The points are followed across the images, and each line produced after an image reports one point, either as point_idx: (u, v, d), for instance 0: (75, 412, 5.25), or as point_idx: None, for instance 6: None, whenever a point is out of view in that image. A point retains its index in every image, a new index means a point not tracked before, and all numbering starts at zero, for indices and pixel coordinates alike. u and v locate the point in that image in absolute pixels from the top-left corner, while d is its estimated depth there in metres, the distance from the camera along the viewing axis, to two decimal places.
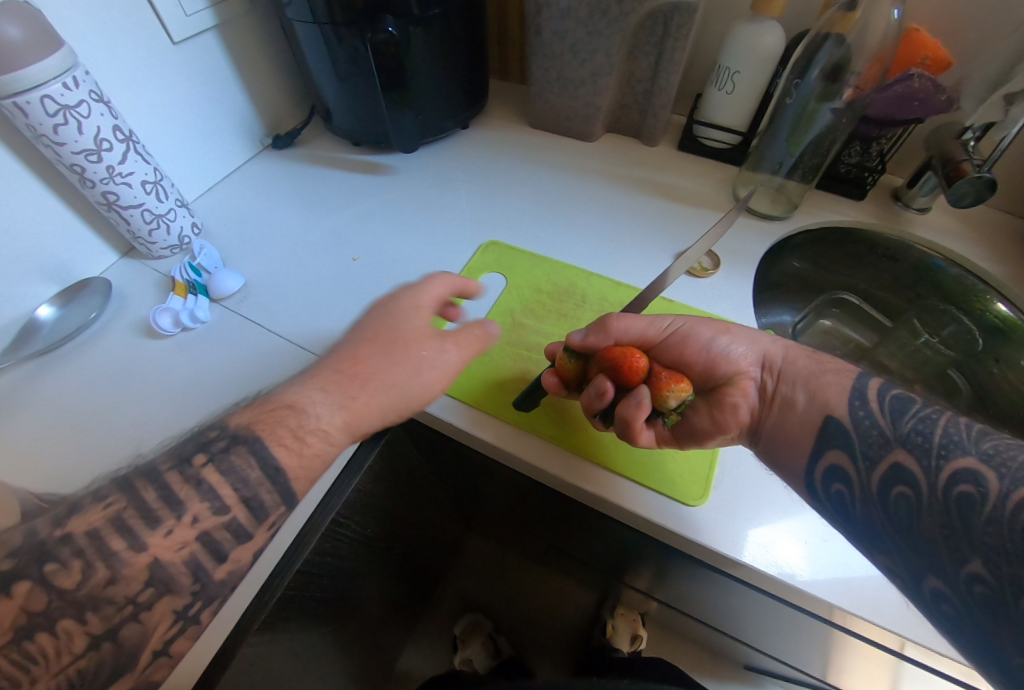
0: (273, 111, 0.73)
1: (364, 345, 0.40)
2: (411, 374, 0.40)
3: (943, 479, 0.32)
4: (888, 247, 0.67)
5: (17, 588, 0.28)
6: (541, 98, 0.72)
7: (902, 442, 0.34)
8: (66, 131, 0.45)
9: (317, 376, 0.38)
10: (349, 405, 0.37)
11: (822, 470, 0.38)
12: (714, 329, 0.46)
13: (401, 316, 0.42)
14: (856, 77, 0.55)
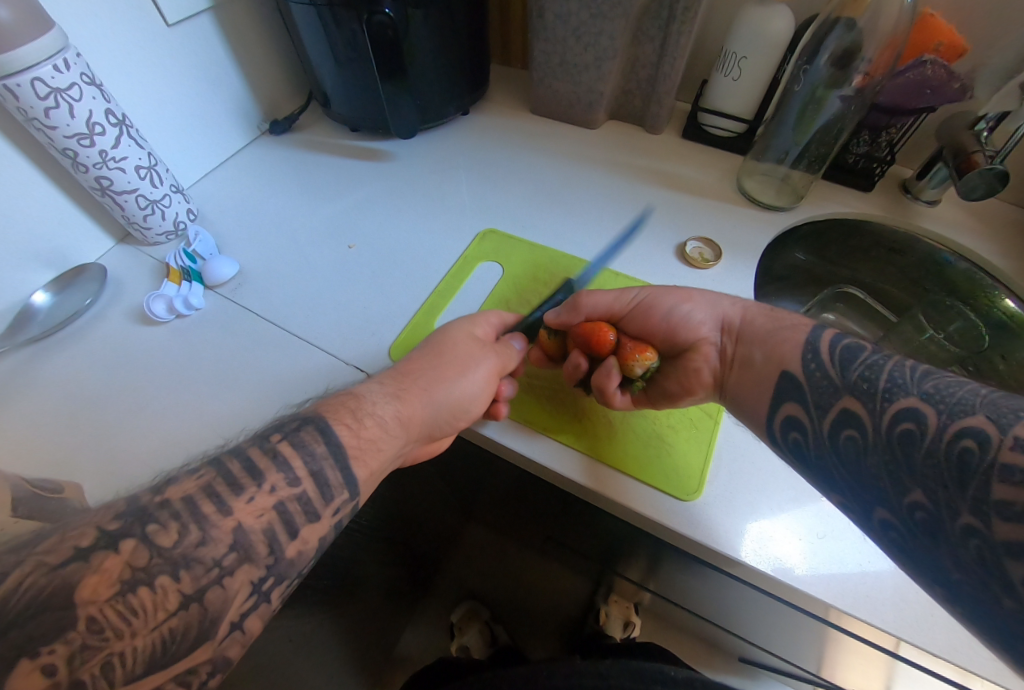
0: (270, 95, 0.72)
1: (420, 353, 0.45)
2: (457, 374, 0.43)
3: (888, 418, 0.31)
4: (895, 241, 0.66)
5: (124, 544, 0.28)
6: (544, 83, 0.71)
7: (851, 385, 0.34)
8: (58, 114, 0.44)
9: (382, 377, 0.42)
10: (402, 397, 0.40)
11: (779, 421, 0.38)
12: (677, 298, 0.47)
13: (453, 330, 0.47)
14: (866, 63, 0.53)
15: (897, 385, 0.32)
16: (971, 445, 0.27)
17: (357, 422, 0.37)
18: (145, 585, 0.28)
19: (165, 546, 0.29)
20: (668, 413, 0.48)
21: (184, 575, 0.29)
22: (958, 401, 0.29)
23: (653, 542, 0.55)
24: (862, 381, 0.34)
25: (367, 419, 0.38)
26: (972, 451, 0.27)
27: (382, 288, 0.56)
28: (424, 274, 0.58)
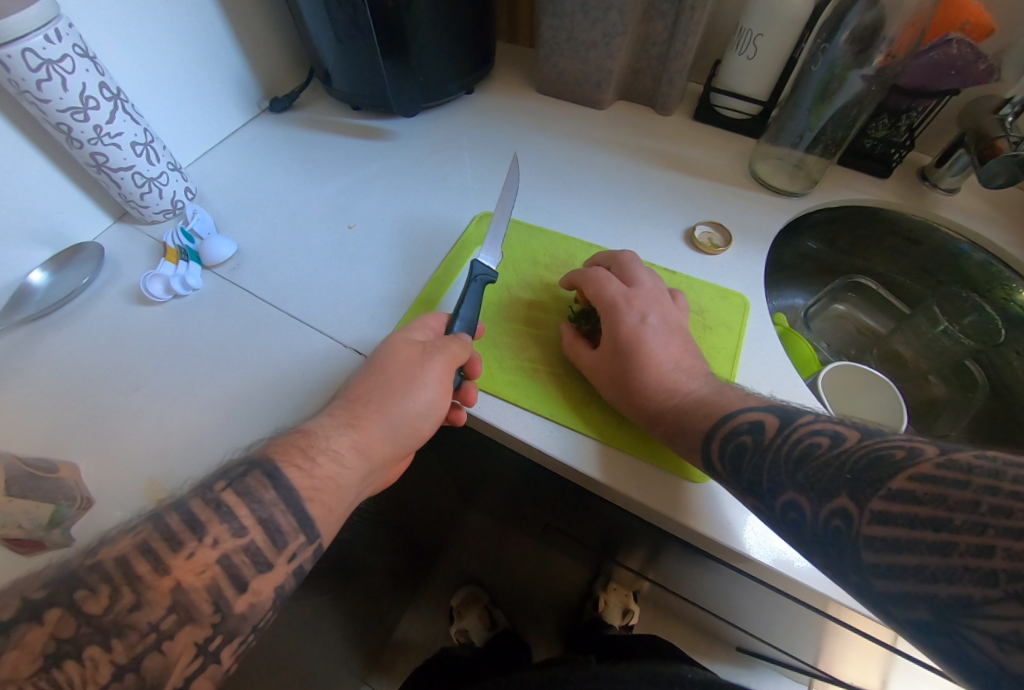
0: (270, 71, 0.71)
1: (365, 375, 0.41)
2: (409, 385, 0.40)
3: (778, 507, 0.33)
4: (911, 230, 0.64)
5: (48, 615, 0.27)
6: (551, 61, 0.69)
7: (744, 486, 0.35)
8: (51, 87, 0.43)
9: (329, 408, 0.40)
10: (355, 425, 0.38)
11: (719, 449, 0.36)
12: (652, 347, 0.43)
13: (389, 345, 0.43)
14: (888, 43, 0.51)
15: (776, 465, 0.33)
16: (843, 520, 0.30)
17: (309, 454, 0.35)
18: (72, 656, 0.27)
19: (94, 613, 0.28)
20: None
21: (117, 644, 0.28)
22: (824, 478, 0.31)
23: (653, 532, 0.55)
24: (751, 481, 0.34)
25: (319, 450, 0.36)
26: (845, 524, 0.30)
27: (382, 270, 0.55)
28: (425, 255, 0.56)
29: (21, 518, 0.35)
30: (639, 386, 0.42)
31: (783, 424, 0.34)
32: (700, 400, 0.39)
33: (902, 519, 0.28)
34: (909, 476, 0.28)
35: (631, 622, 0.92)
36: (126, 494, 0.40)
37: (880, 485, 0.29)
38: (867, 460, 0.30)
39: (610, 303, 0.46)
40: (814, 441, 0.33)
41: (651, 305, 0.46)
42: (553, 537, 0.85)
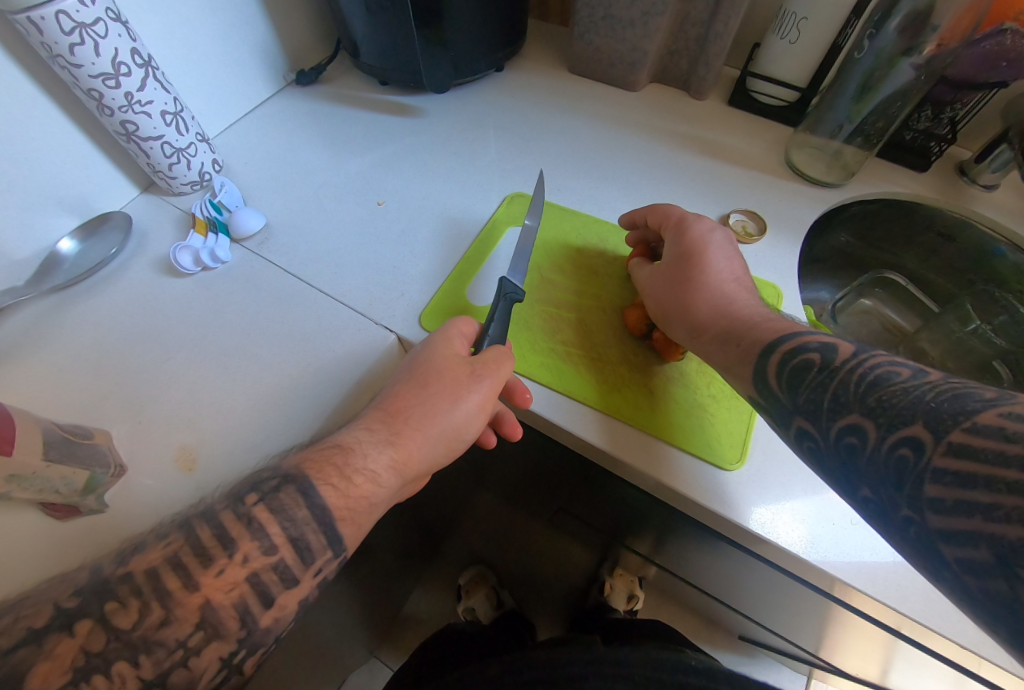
0: (298, 43, 0.69)
1: (406, 385, 0.40)
2: (452, 403, 0.39)
3: (836, 430, 0.32)
4: (946, 226, 0.62)
5: (79, 626, 0.28)
6: (584, 39, 0.67)
7: (801, 405, 0.35)
8: (83, 51, 0.42)
9: (369, 416, 0.39)
10: (397, 443, 0.37)
11: (782, 370, 0.36)
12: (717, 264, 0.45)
13: (432, 353, 0.41)
14: (938, 32, 0.49)
15: (844, 386, 0.33)
16: (909, 449, 0.28)
17: (346, 473, 0.35)
18: (100, 671, 0.27)
19: (123, 628, 0.28)
20: (709, 383, 0.46)
21: (145, 660, 0.28)
22: (897, 404, 0.30)
23: (669, 518, 0.55)
24: (810, 400, 0.34)
25: (358, 469, 0.35)
26: (910, 454, 0.28)
27: (411, 248, 0.55)
28: (454, 235, 0.56)
29: (59, 483, 0.35)
30: (703, 294, 0.44)
31: (859, 351, 0.34)
32: (762, 312, 0.42)
33: (982, 453, 0.25)
34: (1000, 413, 0.25)
35: (636, 606, 0.93)
36: (159, 464, 0.41)
37: (963, 417, 0.26)
38: (951, 393, 0.28)
39: (677, 220, 0.48)
40: (894, 369, 0.32)
41: (718, 227, 0.48)
42: (564, 521, 0.85)
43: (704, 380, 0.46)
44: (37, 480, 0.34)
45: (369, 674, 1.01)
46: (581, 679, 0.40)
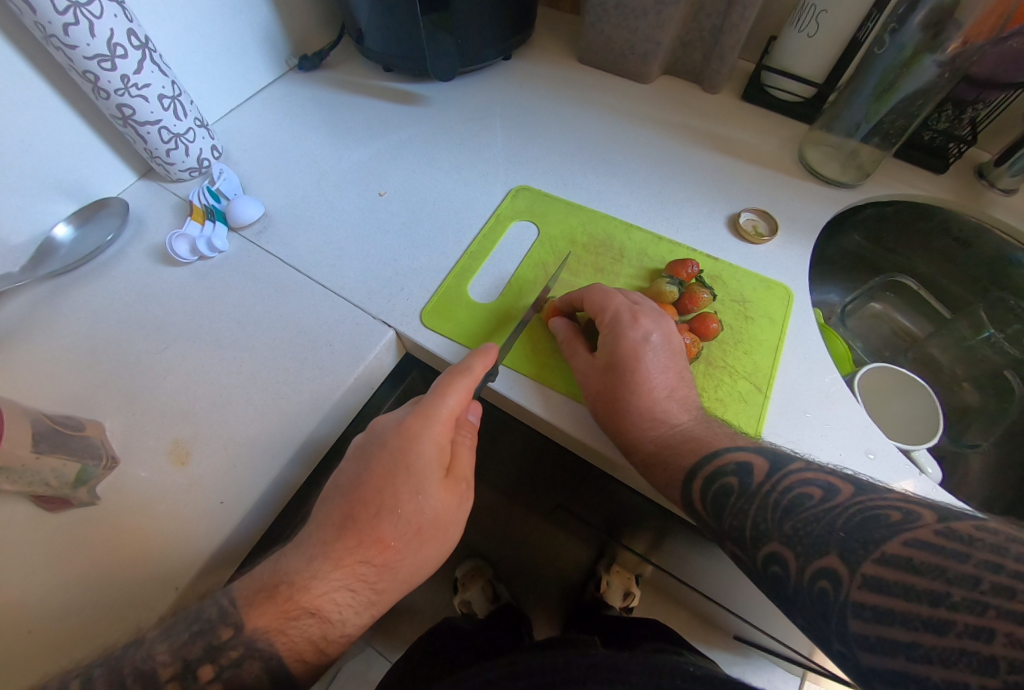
0: (302, 27, 0.68)
1: (391, 520, 0.36)
2: (439, 544, 0.37)
3: (761, 558, 0.35)
4: (962, 229, 0.61)
5: None
6: (595, 28, 0.65)
7: (726, 529, 0.37)
8: (78, 32, 0.41)
9: (343, 568, 0.34)
10: (377, 600, 0.35)
11: (705, 490, 0.38)
12: (660, 376, 0.41)
13: (425, 473, 0.36)
14: (963, 29, 0.46)
15: (762, 512, 0.35)
16: (828, 582, 0.31)
17: (321, 644, 0.33)
18: None
19: None
20: (716, 385, 0.44)
21: None
22: (812, 532, 0.33)
23: (667, 521, 0.54)
24: (734, 526, 0.36)
25: (333, 636, 0.34)
26: (831, 586, 0.31)
27: (413, 240, 0.53)
28: (458, 228, 0.55)
29: (49, 474, 0.34)
30: (626, 412, 0.40)
31: (772, 469, 0.36)
32: (687, 434, 0.39)
33: (896, 588, 0.29)
34: (905, 542, 0.30)
35: (632, 603, 0.92)
36: (153, 456, 0.40)
37: (872, 548, 0.31)
38: (858, 519, 0.32)
39: (613, 317, 0.43)
40: (807, 491, 0.35)
41: (657, 322, 0.43)
42: (561, 518, 0.85)
43: (711, 383, 0.45)
44: (27, 471, 0.34)
45: (365, 662, 1.02)
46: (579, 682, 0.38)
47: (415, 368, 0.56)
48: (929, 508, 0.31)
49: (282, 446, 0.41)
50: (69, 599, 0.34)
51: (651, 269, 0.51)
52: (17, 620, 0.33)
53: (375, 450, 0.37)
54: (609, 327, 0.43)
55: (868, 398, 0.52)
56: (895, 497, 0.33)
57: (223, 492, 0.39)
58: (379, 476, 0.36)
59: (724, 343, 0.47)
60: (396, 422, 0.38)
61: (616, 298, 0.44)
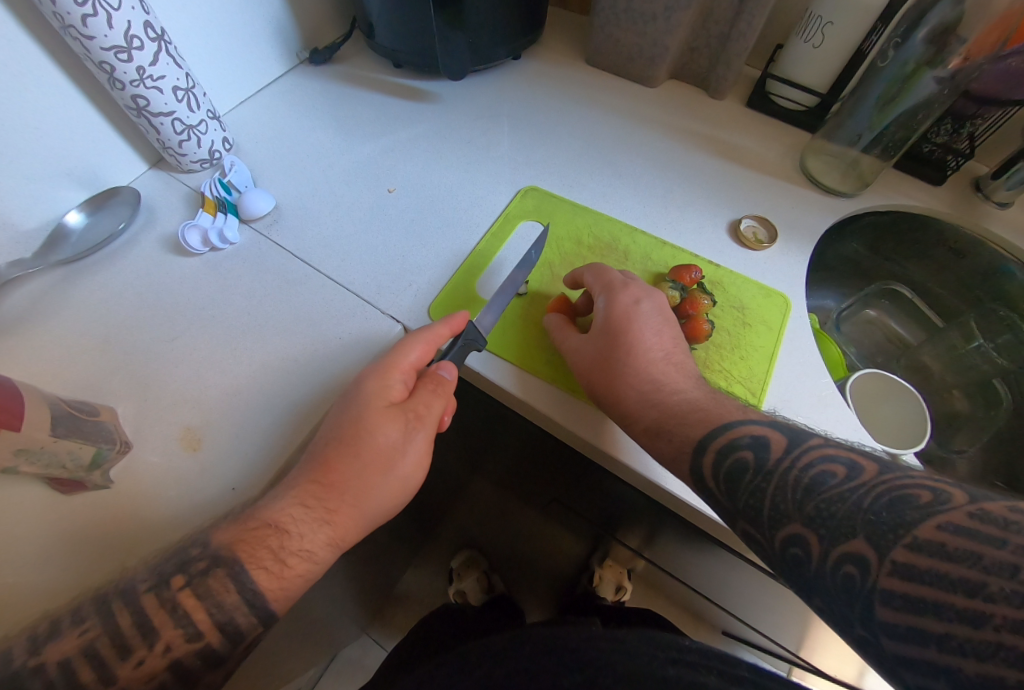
0: (313, 20, 0.68)
1: (336, 445, 0.37)
2: (390, 474, 0.37)
3: (780, 540, 0.34)
4: (957, 240, 0.62)
5: None
6: (604, 31, 0.66)
7: (741, 508, 0.36)
8: (96, 23, 0.41)
9: (299, 488, 0.36)
10: (333, 521, 0.35)
11: (724, 465, 0.37)
12: (653, 334, 0.43)
13: (366, 404, 0.38)
14: (965, 45, 0.48)
15: (781, 490, 0.34)
16: (855, 567, 0.30)
17: (281, 557, 0.34)
18: None
19: None
20: (713, 388, 0.46)
21: None
22: (835, 511, 0.32)
23: (662, 517, 0.56)
24: (749, 503, 0.35)
25: (294, 552, 0.34)
26: (857, 573, 0.30)
27: (419, 236, 0.54)
28: (465, 226, 0.56)
29: (65, 457, 0.35)
30: (625, 373, 0.42)
31: (791, 444, 0.36)
32: (696, 411, 0.39)
33: (927, 576, 0.27)
34: (936, 526, 0.28)
35: (623, 598, 0.94)
36: (165, 442, 0.41)
37: (903, 532, 0.29)
38: (886, 499, 0.31)
39: (605, 286, 0.46)
40: (829, 469, 0.34)
41: (648, 293, 0.46)
42: (557, 512, 0.86)
43: (707, 386, 0.46)
44: (44, 454, 0.34)
45: (360, 650, 1.04)
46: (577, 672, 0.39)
47: None
48: (961, 488, 0.30)
49: (291, 434, 0.42)
50: (83, 578, 0.35)
51: (655, 273, 0.53)
52: (34, 596, 0.35)
53: (341, 396, 0.40)
54: (601, 293, 0.46)
55: (859, 402, 0.53)
56: (921, 476, 0.31)
57: (234, 478, 0.40)
58: (338, 417, 0.38)
59: (721, 347, 0.48)
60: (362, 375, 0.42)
61: (605, 269, 0.48)
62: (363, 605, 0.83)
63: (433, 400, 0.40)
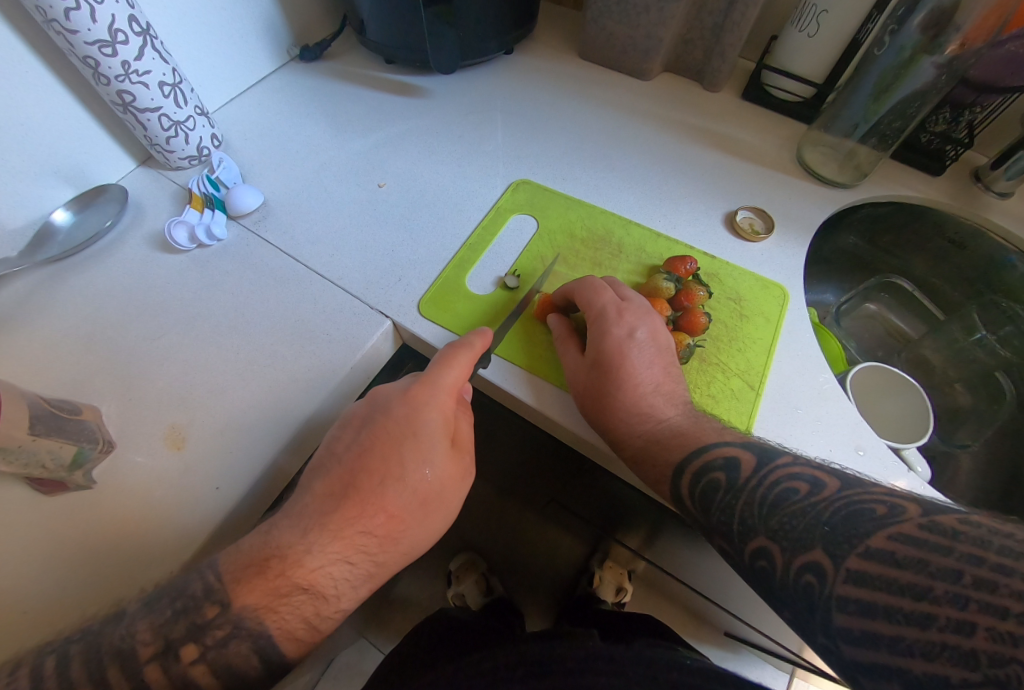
0: (303, 17, 0.68)
1: (394, 489, 0.36)
2: (443, 516, 0.38)
3: (748, 553, 0.34)
4: (956, 231, 0.61)
5: None
6: (597, 23, 0.65)
7: (713, 525, 0.37)
8: (79, 17, 0.41)
9: (342, 540, 0.34)
10: (375, 574, 0.36)
11: (698, 484, 0.37)
12: (649, 365, 0.42)
13: (431, 442, 0.37)
14: (961, 32, 0.47)
15: (749, 506, 0.35)
16: (814, 575, 0.31)
17: (314, 620, 0.33)
18: None
19: None
20: (709, 381, 0.45)
21: None
22: (799, 526, 0.33)
23: (659, 515, 0.55)
24: (721, 521, 0.36)
25: (328, 611, 0.34)
26: (816, 581, 0.31)
27: (411, 232, 0.54)
28: (457, 220, 0.55)
29: (46, 457, 0.34)
30: (616, 404, 0.40)
31: (759, 463, 0.36)
32: (675, 429, 0.39)
33: (879, 581, 0.29)
34: (890, 537, 0.30)
35: (625, 599, 0.92)
36: (148, 441, 0.40)
37: (857, 542, 0.30)
38: (845, 513, 0.32)
39: (600, 312, 0.44)
40: (793, 485, 0.34)
41: (642, 319, 0.44)
42: (555, 513, 0.85)
43: (704, 380, 0.45)
44: (23, 454, 0.33)
45: (359, 654, 1.02)
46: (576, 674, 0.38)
47: (411, 360, 0.57)
48: (913, 501, 0.31)
49: (277, 432, 0.41)
50: (66, 580, 0.34)
51: (648, 266, 0.52)
52: (14, 599, 0.34)
53: (378, 420, 0.38)
54: (597, 324, 0.43)
55: (858, 396, 0.53)
56: (879, 491, 0.32)
57: (218, 478, 0.39)
58: (376, 452, 0.37)
59: (718, 340, 0.47)
60: (399, 393, 0.39)
61: (604, 294, 0.45)
62: (360, 608, 0.82)
63: (467, 434, 0.41)
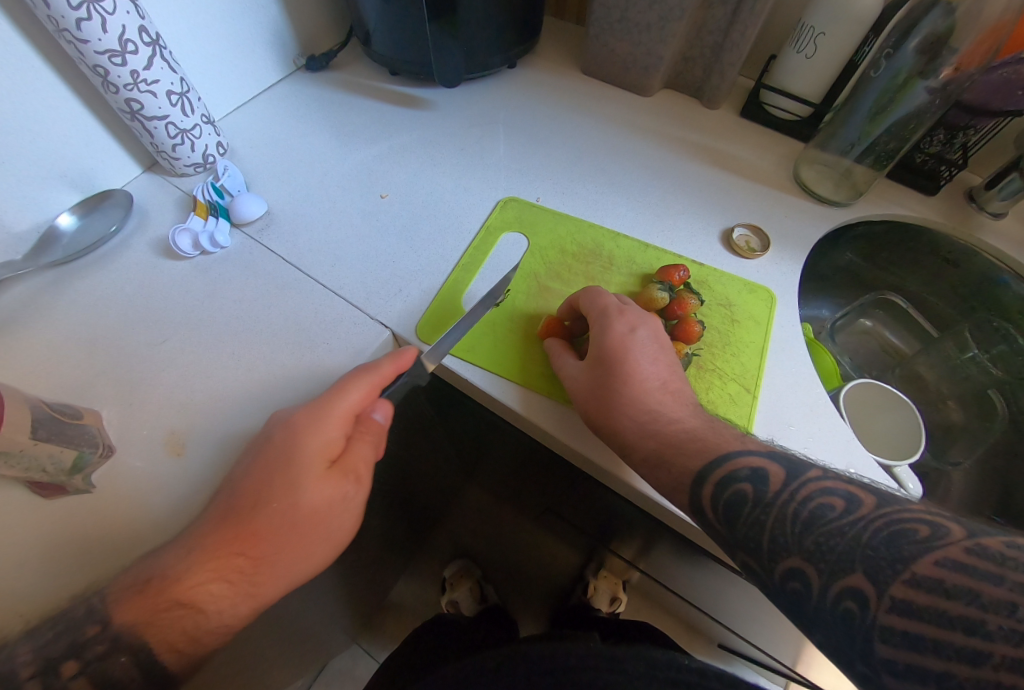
0: (310, 28, 0.69)
1: (266, 514, 0.34)
2: (321, 542, 0.36)
3: (779, 573, 0.32)
4: (952, 251, 0.62)
5: None
6: (599, 40, 0.66)
7: (738, 540, 0.35)
8: (91, 27, 0.42)
9: (217, 561, 0.33)
10: (255, 594, 0.34)
11: (722, 497, 0.35)
12: (648, 361, 0.42)
13: (307, 467, 0.35)
14: (957, 54, 0.48)
15: (780, 524, 0.33)
16: (855, 602, 0.30)
17: (194, 636, 0.33)
18: None
19: None
20: (708, 387, 0.46)
21: None
22: (835, 547, 0.31)
23: (655, 528, 0.55)
24: (749, 536, 0.34)
25: (208, 628, 0.33)
26: (857, 608, 0.30)
27: (412, 243, 0.54)
28: (456, 232, 0.56)
29: (46, 461, 0.35)
30: (622, 406, 0.40)
31: (789, 476, 0.34)
32: (692, 434, 0.38)
33: (926, 613, 0.28)
34: (937, 563, 0.29)
35: (618, 608, 0.90)
36: (148, 445, 0.41)
37: (902, 568, 0.29)
38: (886, 533, 0.30)
39: (600, 314, 0.45)
40: (828, 502, 0.33)
41: (643, 318, 0.44)
42: (551, 522, 0.85)
43: (703, 386, 0.46)
44: (24, 457, 0.34)
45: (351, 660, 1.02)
46: (581, 668, 0.39)
47: None
48: (956, 522, 0.30)
49: None
50: (61, 583, 0.35)
51: (642, 275, 0.53)
52: (12, 602, 0.34)
53: (264, 445, 0.36)
54: (597, 323, 0.44)
55: (853, 414, 0.53)
56: (918, 509, 0.31)
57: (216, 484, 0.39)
58: (263, 474, 0.35)
59: (713, 347, 0.48)
60: (293, 419, 0.38)
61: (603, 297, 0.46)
62: (354, 615, 0.82)
63: (368, 455, 0.38)
